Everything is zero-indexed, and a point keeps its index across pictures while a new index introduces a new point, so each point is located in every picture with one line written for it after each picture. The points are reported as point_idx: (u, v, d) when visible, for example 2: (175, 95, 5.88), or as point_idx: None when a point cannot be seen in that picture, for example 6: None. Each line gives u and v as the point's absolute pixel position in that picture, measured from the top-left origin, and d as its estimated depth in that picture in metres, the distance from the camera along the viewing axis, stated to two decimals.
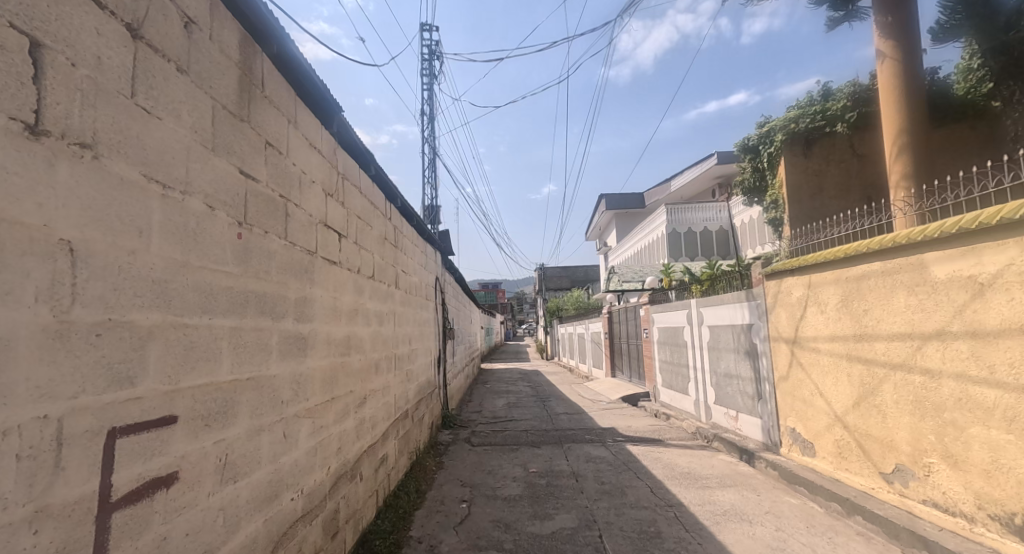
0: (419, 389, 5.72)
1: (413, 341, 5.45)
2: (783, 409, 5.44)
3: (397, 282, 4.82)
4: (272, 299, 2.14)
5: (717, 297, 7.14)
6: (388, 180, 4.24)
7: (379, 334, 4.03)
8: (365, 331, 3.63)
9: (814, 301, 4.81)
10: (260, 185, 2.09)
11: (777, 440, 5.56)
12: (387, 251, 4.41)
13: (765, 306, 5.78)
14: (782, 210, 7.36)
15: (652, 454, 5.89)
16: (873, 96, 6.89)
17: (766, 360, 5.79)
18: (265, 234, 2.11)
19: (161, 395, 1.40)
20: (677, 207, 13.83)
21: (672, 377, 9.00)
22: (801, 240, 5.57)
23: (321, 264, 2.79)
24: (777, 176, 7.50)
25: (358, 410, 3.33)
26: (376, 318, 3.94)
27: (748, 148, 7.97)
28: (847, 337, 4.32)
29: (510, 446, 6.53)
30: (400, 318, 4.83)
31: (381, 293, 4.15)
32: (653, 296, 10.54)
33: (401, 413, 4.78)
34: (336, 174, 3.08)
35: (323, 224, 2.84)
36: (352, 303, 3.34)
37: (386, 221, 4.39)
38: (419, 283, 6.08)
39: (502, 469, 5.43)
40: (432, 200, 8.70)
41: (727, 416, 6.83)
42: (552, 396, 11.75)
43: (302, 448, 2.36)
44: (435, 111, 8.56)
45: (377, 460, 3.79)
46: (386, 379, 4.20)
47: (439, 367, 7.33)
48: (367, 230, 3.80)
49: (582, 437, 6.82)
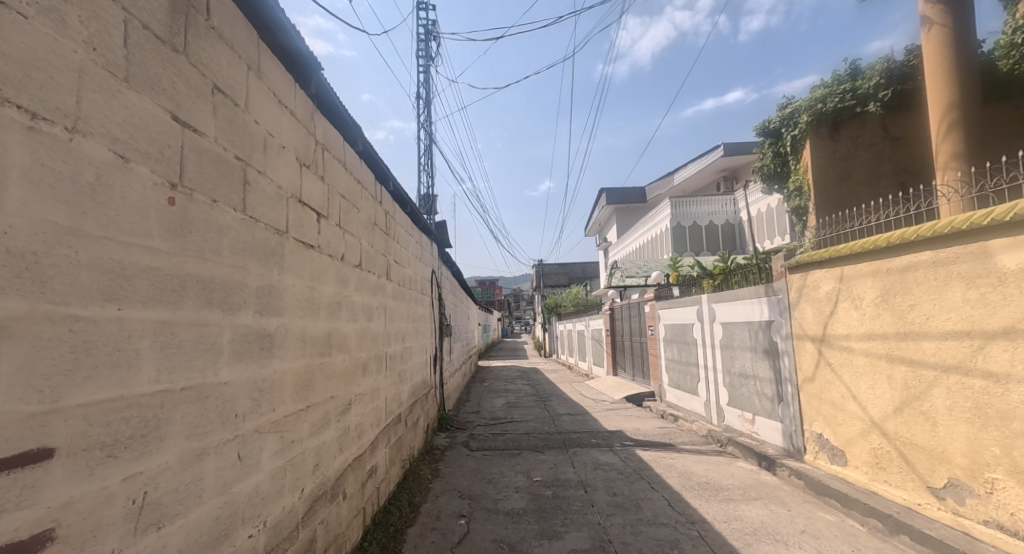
0: (413, 390, 5.28)
1: (406, 339, 5.00)
2: (808, 414, 5.03)
3: (389, 273, 4.37)
4: (223, 285, 1.69)
5: (731, 292, 6.74)
6: (378, 159, 3.79)
7: (367, 332, 3.57)
8: (350, 328, 3.18)
9: (847, 296, 4.39)
10: (207, 140, 1.63)
11: (800, 446, 5.16)
12: (377, 238, 3.96)
13: (788, 302, 5.37)
14: (808, 197, 7.06)
15: (665, 460, 5.48)
16: (908, 73, 6.45)
17: (788, 359, 5.39)
18: (213, 204, 1.65)
19: (22, 422, 0.98)
20: (682, 201, 13.42)
21: (680, 377, 8.62)
22: (828, 232, 5.15)
23: (294, 247, 2.33)
24: (802, 161, 7.19)
25: (340, 419, 2.88)
26: (364, 312, 3.49)
27: (769, 132, 7.65)
28: (888, 336, 3.91)
29: (512, 451, 6.10)
30: (391, 313, 4.38)
31: (370, 285, 3.71)
32: (658, 293, 10.11)
33: (393, 418, 4.33)
34: (313, 143, 2.62)
35: (296, 200, 2.38)
36: (334, 295, 2.89)
37: (376, 205, 3.93)
38: (413, 275, 5.62)
39: (504, 479, 5.00)
40: (428, 189, 8.24)
41: (742, 418, 6.45)
42: (552, 395, 11.34)
43: (265, 472, 1.91)
44: (431, 95, 8.11)
45: (365, 474, 3.34)
46: (376, 380, 3.76)
47: (436, 366, 6.89)
48: (354, 213, 3.35)
49: (587, 441, 6.40)
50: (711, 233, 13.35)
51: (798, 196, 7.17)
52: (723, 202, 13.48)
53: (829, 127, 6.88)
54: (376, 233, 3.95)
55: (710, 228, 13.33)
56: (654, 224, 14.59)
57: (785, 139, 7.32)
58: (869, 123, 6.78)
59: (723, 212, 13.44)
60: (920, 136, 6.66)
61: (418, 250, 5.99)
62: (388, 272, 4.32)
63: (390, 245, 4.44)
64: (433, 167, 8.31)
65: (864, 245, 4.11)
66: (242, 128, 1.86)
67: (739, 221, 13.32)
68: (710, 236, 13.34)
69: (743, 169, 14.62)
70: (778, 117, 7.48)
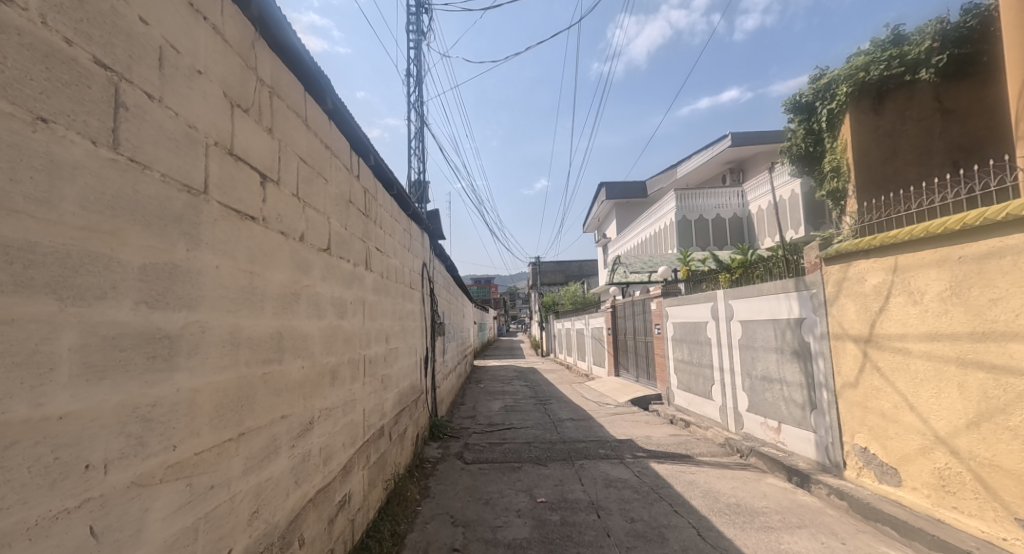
0: (399, 398, 4.64)
1: (390, 339, 4.36)
2: (849, 424, 4.44)
3: (368, 262, 3.72)
4: (58, 258, 1.05)
5: (753, 287, 6.15)
6: (353, 123, 3.14)
7: (338, 331, 2.93)
8: (314, 326, 2.54)
9: (901, 289, 3.80)
10: (20, 15, 1.00)
11: (839, 461, 4.57)
12: (353, 219, 3.32)
13: (823, 297, 4.77)
14: (846, 177, 6.86)
15: (684, 476, 4.88)
16: (964, 36, 6.10)
17: (822, 362, 4.80)
18: (35, 122, 1.02)
19: None
20: (687, 193, 12.83)
21: (691, 379, 8.08)
22: (872, 217, 4.50)
23: (221, 216, 1.68)
24: (838, 138, 7.01)
25: (297, 444, 2.24)
26: (333, 305, 2.85)
27: (801, 106, 7.42)
28: (960, 337, 3.31)
29: (512, 464, 5.48)
30: (371, 309, 3.74)
31: (343, 275, 3.06)
32: (665, 289, 9.51)
33: (374, 433, 3.70)
34: (255, 82, 1.96)
35: (226, 151, 1.73)
36: (287, 284, 2.24)
37: (350, 179, 3.30)
38: (400, 267, 4.98)
39: (504, 499, 4.38)
40: (420, 175, 7.58)
41: (765, 426, 5.87)
42: (553, 398, 10.73)
43: (153, 544, 1.27)
44: (422, 72, 7.46)
45: (333, 508, 2.70)
46: (350, 389, 3.13)
47: (426, 369, 6.26)
48: (320, 185, 2.69)
49: (595, 452, 5.79)
50: (718, 227, 12.75)
51: (835, 177, 6.99)
52: (730, 194, 12.91)
53: (872, 99, 6.79)
54: (352, 213, 3.31)
55: (717, 221, 12.73)
56: (657, 218, 14.01)
57: (820, 114, 7.11)
58: (919, 94, 6.60)
59: (730, 205, 12.86)
60: (975, 108, 6.37)
61: (405, 239, 5.34)
62: (367, 262, 3.67)
63: (369, 229, 3.79)
64: (425, 151, 7.67)
65: (937, 208, 3.82)
66: (110, 18, 1.21)
67: (747, 215, 12.74)
68: (717, 231, 12.74)
69: (750, 160, 14.08)
70: (811, 91, 7.28)
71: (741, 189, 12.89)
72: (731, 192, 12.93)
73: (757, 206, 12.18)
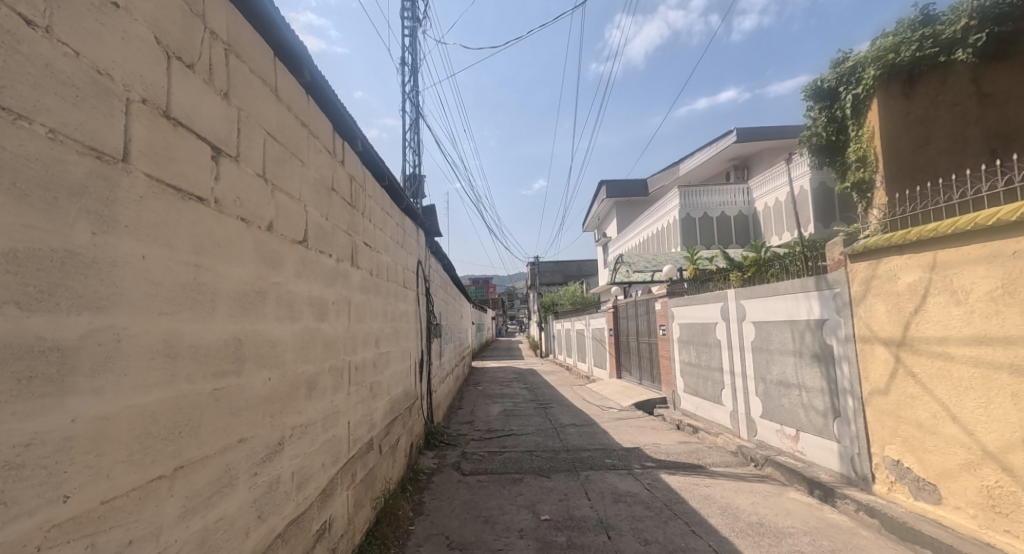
0: (390, 406, 4.28)
1: (380, 343, 4.00)
2: (877, 434, 4.10)
3: (354, 258, 3.35)
4: None
5: (767, 286, 5.82)
6: (335, 100, 2.77)
7: (317, 336, 2.57)
8: (286, 330, 2.18)
9: (941, 288, 3.47)
10: None
11: (865, 474, 4.24)
12: (336, 210, 2.96)
13: (848, 297, 4.43)
14: (874, 169, 6.16)
15: (698, 490, 4.53)
16: (1009, 11, 5.48)
17: (846, 367, 4.47)
18: None
19: None
20: (691, 190, 12.51)
21: (699, 382, 7.78)
22: (903, 210, 4.14)
23: (153, 192, 1.32)
24: (864, 125, 6.32)
25: (262, 472, 1.88)
26: (311, 305, 2.50)
27: (821, 93, 6.75)
28: (1015, 341, 2.99)
29: (512, 476, 5.13)
30: (357, 310, 3.38)
31: (323, 271, 2.70)
32: (671, 289, 9.18)
33: (361, 447, 3.34)
34: (204, 33, 1.60)
35: (161, 112, 1.37)
36: (251, 281, 1.88)
37: (333, 165, 2.94)
38: (391, 264, 4.62)
39: (505, 517, 4.02)
40: (414, 168, 7.22)
41: (780, 434, 5.54)
42: (553, 402, 10.40)
43: None
44: (417, 60, 7.09)
45: (309, 541, 2.34)
46: (332, 400, 2.77)
47: (421, 373, 5.90)
48: (294, 167, 2.33)
49: (601, 463, 5.45)
50: (723, 225, 12.42)
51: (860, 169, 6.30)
52: (734, 191, 12.58)
53: (903, 82, 6.21)
54: (335, 203, 2.95)
55: (722, 219, 12.41)
56: (660, 216, 13.67)
57: (843, 99, 6.46)
58: (953, 77, 5.96)
59: (734, 202, 12.52)
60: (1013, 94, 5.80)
61: (398, 235, 4.98)
62: (353, 259, 3.31)
63: (356, 221, 3.43)
64: (420, 143, 7.31)
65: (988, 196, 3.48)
66: None
67: (752, 213, 12.40)
68: (722, 229, 12.42)
69: (754, 157, 13.76)
70: (832, 74, 6.66)
71: (746, 187, 12.58)
72: (736, 189, 12.60)
73: (763, 203, 11.83)
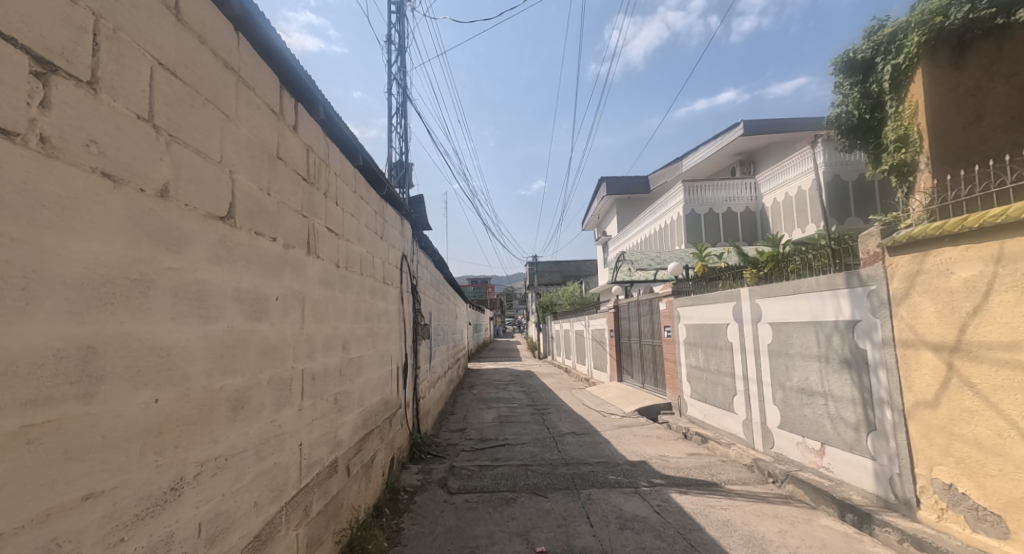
0: (362, 420, 3.74)
1: (349, 347, 3.46)
2: (923, 453, 3.56)
3: (313, 246, 2.80)
4: None
5: (787, 283, 5.29)
6: (279, 44, 2.22)
7: (249, 340, 2.03)
8: (193, 332, 1.64)
9: (1009, 284, 2.94)
10: None
11: (906, 497, 3.71)
12: (284, 184, 2.42)
13: (886, 296, 3.90)
14: (917, 147, 5.62)
15: (715, 513, 4.00)
16: None
17: (882, 374, 3.95)
18: None
19: None
20: (696, 185, 11.99)
21: (709, 388, 7.28)
22: (954, 192, 3.60)
23: None
24: (905, 99, 5.78)
25: (136, 534, 1.34)
26: (240, 300, 1.96)
27: (853, 66, 6.19)
28: None
29: (505, 495, 4.58)
30: (318, 307, 2.85)
31: (261, 259, 2.16)
32: (677, 288, 8.67)
33: (320, 472, 2.80)
34: None
35: None
36: (123, 263, 1.34)
37: (281, 128, 2.39)
38: (367, 257, 4.07)
39: (494, 549, 3.47)
40: (401, 155, 6.68)
41: (802, 448, 5.01)
42: (551, 407, 9.86)
43: None
44: (404, 38, 6.56)
45: None
46: (275, 418, 2.23)
47: (404, 379, 5.37)
48: (212, 119, 1.78)
49: (603, 480, 4.91)
50: (729, 222, 11.90)
51: (901, 147, 5.75)
52: (740, 186, 12.07)
53: (951, 49, 5.62)
54: (282, 175, 2.40)
55: (728, 216, 11.90)
56: (663, 212, 13.14)
57: (882, 70, 5.87)
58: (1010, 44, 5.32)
59: (741, 198, 12.01)
60: None
61: (377, 225, 4.45)
62: (310, 246, 2.76)
63: (316, 202, 2.89)
64: (407, 129, 6.77)
65: None
66: None
67: (760, 209, 11.88)
68: (728, 225, 11.90)
69: (761, 152, 13.25)
70: (867, 43, 6.06)
71: (753, 182, 12.09)
72: (743, 184, 12.08)
73: (771, 199, 11.30)
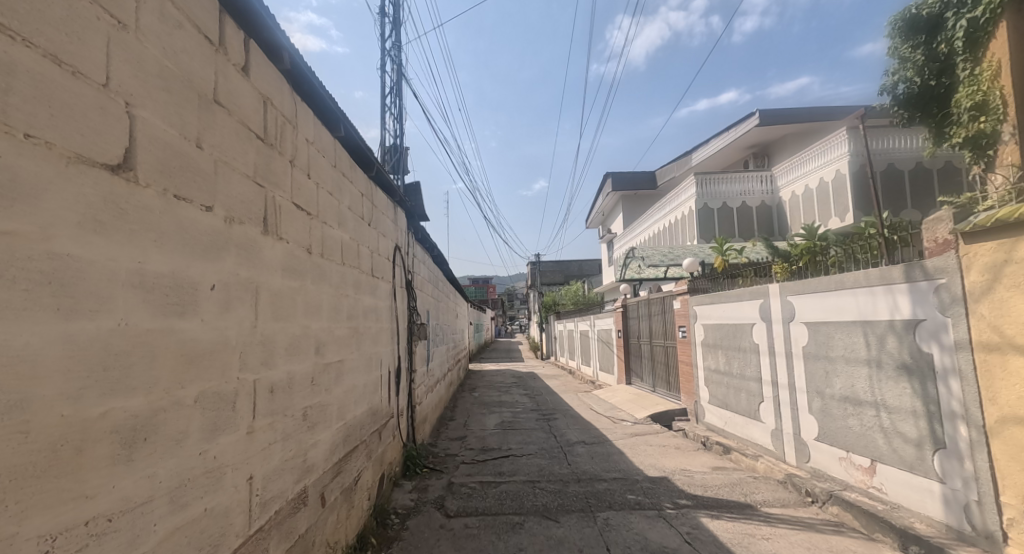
0: (343, 436, 3.17)
1: (325, 351, 2.88)
2: (1011, 478, 2.99)
3: (273, 226, 2.23)
4: None
5: (826, 278, 4.71)
6: None
7: (162, 344, 1.46)
8: (41, 332, 1.08)
9: None
10: None
11: (987, 530, 3.14)
12: (226, 139, 1.84)
13: (960, 291, 3.32)
14: (999, 114, 5.13)
15: (756, 545, 3.43)
16: None
17: (954, 383, 3.37)
18: None
19: None
20: (709, 178, 11.39)
21: (731, 393, 6.71)
22: None
23: None
24: (982, 61, 5.28)
25: None
26: (142, 289, 1.38)
27: (918, 26, 5.71)
28: None
29: (511, 519, 4.00)
30: (279, 301, 2.28)
31: (186, 234, 1.58)
32: (694, 286, 8.12)
33: (282, 509, 2.23)
34: None
35: None
36: None
37: (221, 64, 1.81)
38: (350, 244, 3.50)
39: None
40: (395, 138, 6.12)
41: (847, 464, 4.43)
42: (557, 412, 9.30)
43: None
44: (399, 10, 6.00)
45: None
46: (207, 448, 1.66)
47: (395, 386, 4.80)
48: (92, 21, 1.22)
49: (622, 501, 4.33)
50: (744, 217, 11.32)
51: (979, 115, 5.28)
52: (755, 179, 11.48)
53: None
54: (223, 127, 1.82)
55: (743, 210, 11.32)
56: (673, 207, 12.55)
57: (954, 28, 5.36)
58: None
59: (756, 191, 11.41)
60: None
61: (362, 209, 3.87)
62: (268, 225, 2.18)
63: (278, 171, 2.31)
64: (402, 110, 6.22)
65: None
66: None
67: (777, 203, 11.28)
68: (743, 220, 11.32)
69: (776, 144, 12.65)
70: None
71: (769, 175, 11.50)
72: (758, 176, 11.47)
73: (789, 192, 10.69)
